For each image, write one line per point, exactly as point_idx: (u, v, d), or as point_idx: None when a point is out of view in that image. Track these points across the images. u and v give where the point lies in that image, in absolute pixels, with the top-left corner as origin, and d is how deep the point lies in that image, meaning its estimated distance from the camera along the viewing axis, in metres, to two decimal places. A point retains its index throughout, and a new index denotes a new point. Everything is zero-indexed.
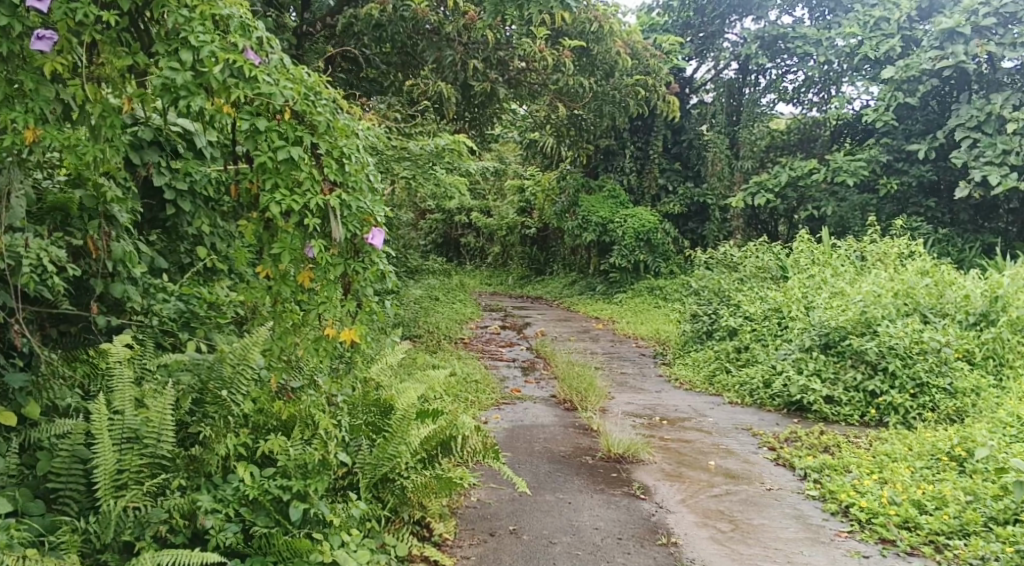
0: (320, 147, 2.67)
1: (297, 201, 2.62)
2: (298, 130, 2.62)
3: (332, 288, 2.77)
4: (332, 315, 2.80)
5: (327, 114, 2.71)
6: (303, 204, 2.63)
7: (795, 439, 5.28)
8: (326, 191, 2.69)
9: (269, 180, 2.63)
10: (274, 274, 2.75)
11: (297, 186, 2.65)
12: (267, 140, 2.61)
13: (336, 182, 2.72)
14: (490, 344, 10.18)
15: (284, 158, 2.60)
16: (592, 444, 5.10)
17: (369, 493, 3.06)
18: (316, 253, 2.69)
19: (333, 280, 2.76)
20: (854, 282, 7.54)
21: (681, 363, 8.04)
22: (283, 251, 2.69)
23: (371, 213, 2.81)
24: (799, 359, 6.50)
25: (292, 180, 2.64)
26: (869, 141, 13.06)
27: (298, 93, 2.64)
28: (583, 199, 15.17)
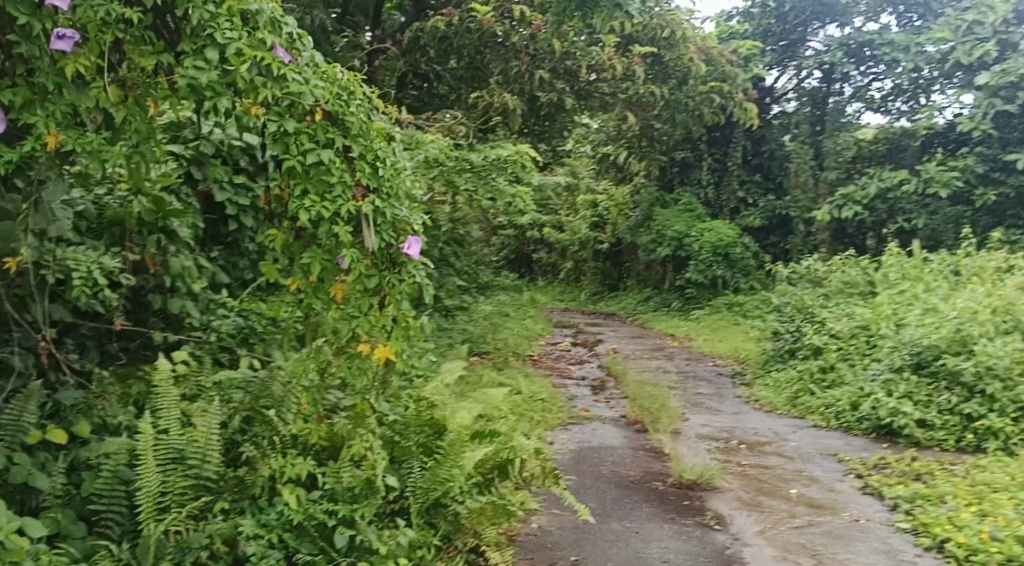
0: (353, 150, 2.71)
1: (328, 208, 2.65)
2: (330, 132, 2.64)
3: (366, 297, 2.80)
4: (365, 326, 2.80)
5: (360, 115, 2.74)
6: (334, 210, 2.66)
7: (885, 466, 4.86)
8: (359, 198, 2.73)
9: (300, 187, 2.67)
10: (309, 286, 2.81)
11: (328, 191, 2.67)
12: (296, 143, 2.62)
13: (369, 188, 2.76)
14: (561, 361, 10.00)
15: (313, 161, 2.62)
16: (663, 469, 4.84)
17: (421, 520, 2.93)
18: (348, 262, 2.71)
19: (367, 290, 2.80)
20: (949, 298, 7.04)
21: (761, 384, 7.66)
22: (315, 261, 2.75)
23: (407, 222, 2.89)
24: (889, 380, 6.03)
25: (322, 184, 2.67)
26: (962, 150, 12.45)
27: (331, 93, 2.65)
28: (658, 212, 14.88)
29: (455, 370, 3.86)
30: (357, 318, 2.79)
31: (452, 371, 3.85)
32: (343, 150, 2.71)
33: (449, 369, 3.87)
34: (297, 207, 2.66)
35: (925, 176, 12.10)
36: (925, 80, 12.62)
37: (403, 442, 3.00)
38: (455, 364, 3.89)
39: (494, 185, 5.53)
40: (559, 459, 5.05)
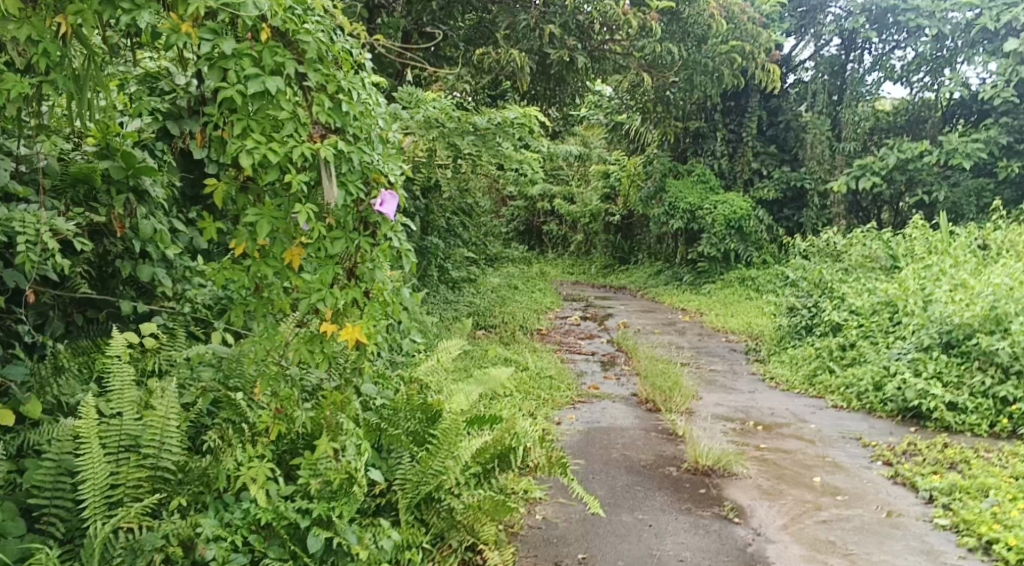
0: (309, 78, 2.30)
1: (277, 149, 2.25)
2: (279, 54, 2.22)
3: (327, 264, 2.42)
4: (328, 302, 2.41)
5: (317, 37, 2.31)
6: (285, 152, 2.26)
7: (915, 452, 4.56)
8: (316, 138, 2.35)
9: (241, 125, 2.23)
10: (257, 252, 2.38)
11: (278, 131, 2.28)
12: (237, 68, 2.19)
13: (328, 128, 2.37)
14: (568, 336, 9.70)
15: (257, 91, 2.20)
16: (677, 452, 4.53)
17: (410, 516, 2.64)
18: (305, 222, 2.34)
19: (328, 257, 2.42)
20: (979, 273, 6.67)
21: (776, 361, 7.33)
22: (262, 218, 2.31)
23: (380, 171, 2.52)
24: (916, 359, 5.68)
25: (270, 124, 2.26)
26: (985, 121, 12.02)
27: (280, 7, 2.22)
28: (670, 183, 14.47)
29: (451, 346, 3.54)
30: (319, 291, 2.41)
31: (448, 347, 3.53)
32: (295, 78, 2.29)
33: (445, 345, 3.56)
34: (238, 149, 2.23)
35: (947, 148, 11.68)
36: (948, 51, 12.17)
37: (391, 430, 2.72)
38: (451, 341, 3.57)
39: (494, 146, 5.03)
40: (567, 441, 4.74)
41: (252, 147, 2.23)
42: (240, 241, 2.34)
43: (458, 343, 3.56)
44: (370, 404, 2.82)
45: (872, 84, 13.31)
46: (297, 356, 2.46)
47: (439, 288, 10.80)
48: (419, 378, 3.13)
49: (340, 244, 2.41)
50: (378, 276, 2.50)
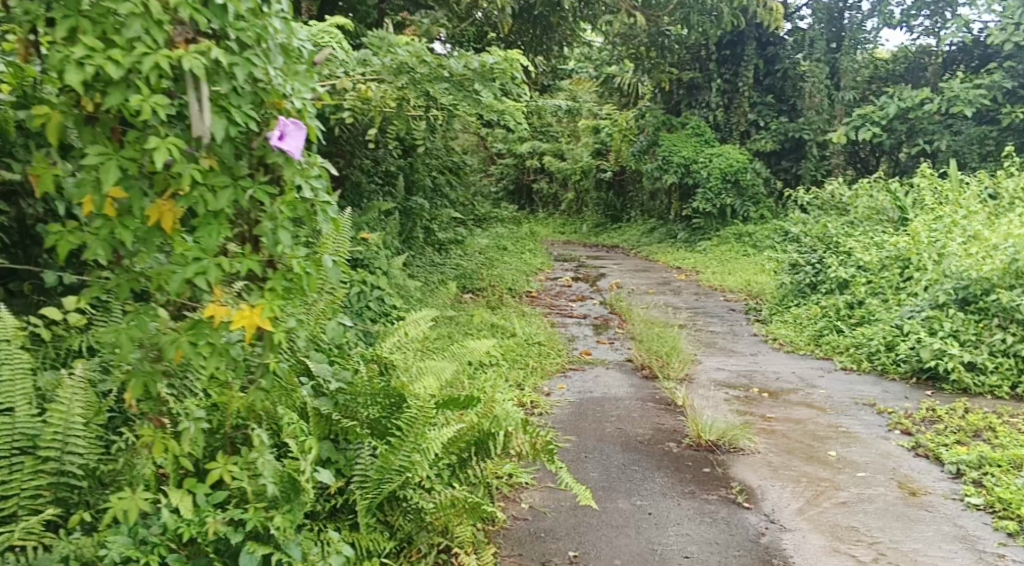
0: None
1: (121, 57, 1.72)
2: None
3: (212, 223, 1.88)
4: (213, 279, 1.88)
5: None
6: (132, 61, 1.73)
7: (935, 419, 4.20)
8: (180, 46, 1.82)
9: (67, 23, 1.73)
10: (111, 210, 1.82)
11: (120, 30, 1.74)
12: None
13: (198, 32, 1.85)
14: (560, 298, 9.30)
15: None
16: (677, 425, 4.17)
17: (370, 519, 2.25)
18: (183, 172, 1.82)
19: (214, 214, 1.88)
20: (993, 223, 6.28)
21: (778, 321, 6.96)
22: (110, 160, 1.77)
23: (284, 94, 1.99)
24: (930, 317, 5.31)
25: (110, 20, 1.74)
26: (988, 66, 11.53)
27: None
28: (663, 137, 13.98)
29: (422, 316, 3.16)
30: (200, 261, 1.88)
31: (418, 318, 3.14)
32: None
33: (416, 316, 3.17)
34: (66, 59, 1.71)
35: (948, 95, 11.14)
36: None
37: (343, 418, 2.33)
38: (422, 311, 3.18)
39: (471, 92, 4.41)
40: (557, 415, 4.37)
41: (84, 56, 1.71)
42: (86, 194, 1.78)
43: (429, 314, 3.17)
44: (322, 388, 2.44)
45: (871, 30, 12.76)
46: (175, 351, 1.85)
47: (425, 250, 10.41)
48: (384, 355, 2.75)
49: (228, 198, 1.88)
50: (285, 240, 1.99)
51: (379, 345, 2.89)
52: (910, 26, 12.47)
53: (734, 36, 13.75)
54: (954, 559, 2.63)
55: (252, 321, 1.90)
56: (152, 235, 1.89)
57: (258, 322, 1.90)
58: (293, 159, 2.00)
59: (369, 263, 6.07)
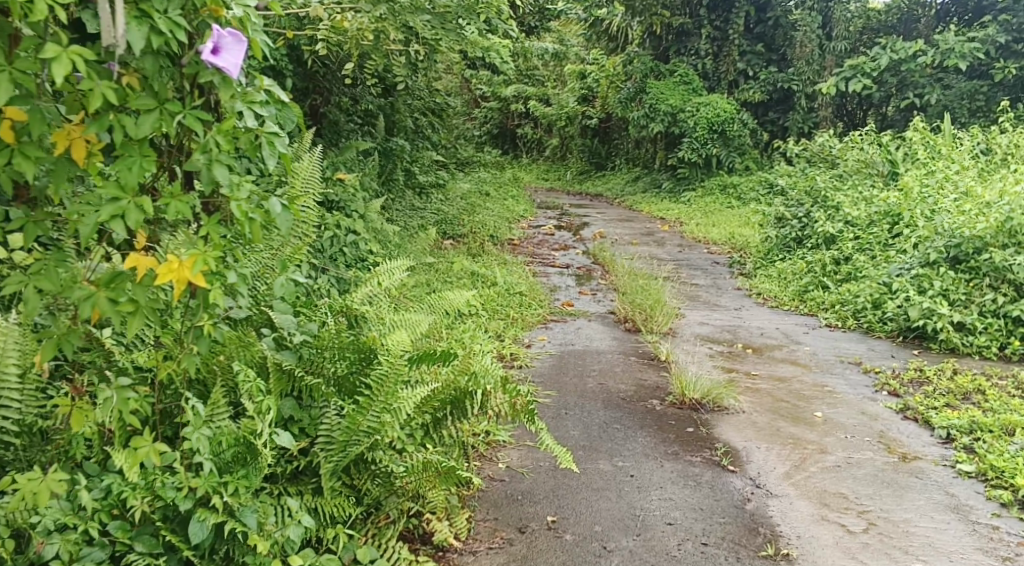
0: None
1: None
2: None
3: (133, 151, 1.62)
4: (134, 222, 1.60)
5: None
6: None
7: (923, 381, 4.11)
8: None
9: None
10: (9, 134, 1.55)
11: None
12: None
13: None
14: (541, 246, 9.11)
15: None
16: (660, 382, 4.04)
17: (334, 484, 2.10)
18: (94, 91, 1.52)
19: (134, 143, 1.61)
20: (986, 181, 6.14)
21: (763, 276, 6.83)
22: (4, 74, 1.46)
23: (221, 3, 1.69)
24: (919, 276, 5.19)
25: None
26: (984, 18, 11.29)
27: None
28: (651, 84, 13.65)
29: (395, 265, 2.97)
30: (117, 200, 1.60)
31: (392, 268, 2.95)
32: None
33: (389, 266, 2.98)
34: None
35: (942, 47, 10.87)
36: None
37: (306, 375, 2.15)
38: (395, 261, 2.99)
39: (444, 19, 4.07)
40: (537, 369, 4.23)
41: None
42: None
43: (402, 263, 2.99)
44: (284, 341, 2.25)
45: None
46: (91, 308, 1.57)
47: (405, 194, 10.15)
48: (352, 308, 2.55)
49: (151, 125, 1.61)
50: (221, 176, 1.70)
51: (348, 298, 2.73)
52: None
53: None
54: (946, 531, 2.53)
55: (182, 275, 1.64)
56: (64, 168, 1.63)
57: (189, 276, 1.64)
58: (230, 81, 1.71)
59: (345, 207, 5.84)
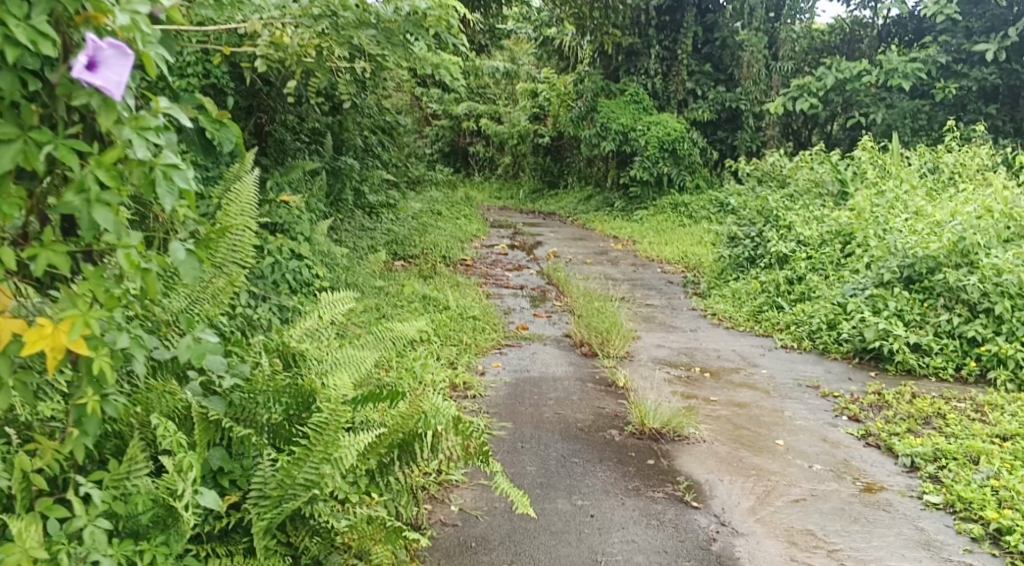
0: None
1: None
2: None
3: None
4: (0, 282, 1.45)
5: None
6: None
7: (882, 405, 4.07)
8: None
9: None
10: None
11: None
12: None
13: None
14: (495, 266, 8.97)
15: None
16: (618, 410, 3.91)
17: (268, 543, 1.94)
18: None
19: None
20: (935, 200, 6.22)
21: (718, 295, 6.80)
22: None
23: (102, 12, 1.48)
24: (875, 296, 5.19)
25: None
26: (924, 40, 11.59)
27: None
28: (602, 103, 13.67)
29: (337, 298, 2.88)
30: None
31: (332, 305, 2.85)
32: None
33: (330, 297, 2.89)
34: None
35: (886, 67, 11.09)
36: None
37: (237, 425, 2.00)
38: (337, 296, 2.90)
39: (390, 31, 3.89)
40: (491, 399, 4.06)
41: None
42: None
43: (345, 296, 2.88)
44: (212, 387, 2.13)
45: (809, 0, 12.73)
46: None
47: (354, 214, 9.92)
48: (292, 345, 2.42)
49: (11, 158, 1.42)
50: (101, 220, 1.49)
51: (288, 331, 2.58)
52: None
53: (674, 2, 13.49)
54: None
55: (56, 342, 1.49)
56: None
57: (64, 343, 1.49)
58: (111, 105, 1.49)
59: (290, 229, 5.60)
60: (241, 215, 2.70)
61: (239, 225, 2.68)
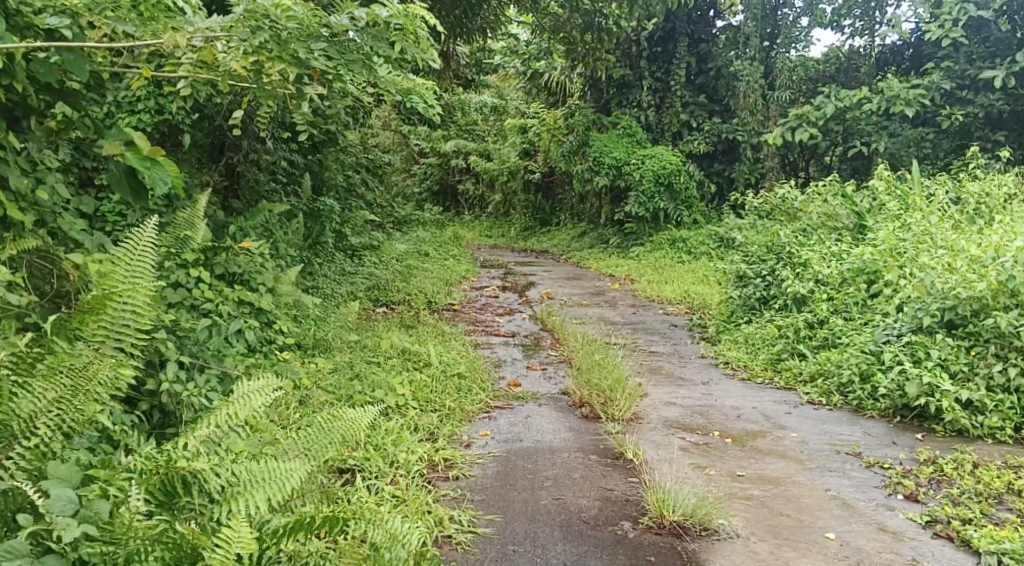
0: None
1: None
2: None
3: None
4: None
5: None
6: None
7: (944, 476, 3.45)
8: None
9: None
10: None
11: None
12: None
13: None
14: (484, 311, 8.40)
15: None
16: (631, 494, 3.26)
17: None
18: None
19: None
20: (964, 234, 5.68)
21: (728, 341, 6.21)
22: None
23: None
24: (913, 343, 4.63)
25: None
26: (925, 67, 11.17)
27: None
28: (593, 136, 13.18)
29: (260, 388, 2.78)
30: None
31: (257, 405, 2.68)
32: None
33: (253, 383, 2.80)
34: None
35: (887, 94, 10.61)
36: None
37: None
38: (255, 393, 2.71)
39: (349, 47, 3.31)
40: (478, 480, 3.39)
41: None
42: None
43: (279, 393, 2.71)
44: (47, 540, 2.04)
45: (803, 28, 12.35)
46: None
47: (335, 257, 9.38)
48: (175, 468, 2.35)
49: None
50: None
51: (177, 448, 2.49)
52: (841, 26, 12.07)
53: (665, 33, 13.09)
54: None
55: None
56: None
57: None
58: None
59: (250, 280, 5.00)
60: (131, 278, 2.55)
61: (127, 292, 2.52)
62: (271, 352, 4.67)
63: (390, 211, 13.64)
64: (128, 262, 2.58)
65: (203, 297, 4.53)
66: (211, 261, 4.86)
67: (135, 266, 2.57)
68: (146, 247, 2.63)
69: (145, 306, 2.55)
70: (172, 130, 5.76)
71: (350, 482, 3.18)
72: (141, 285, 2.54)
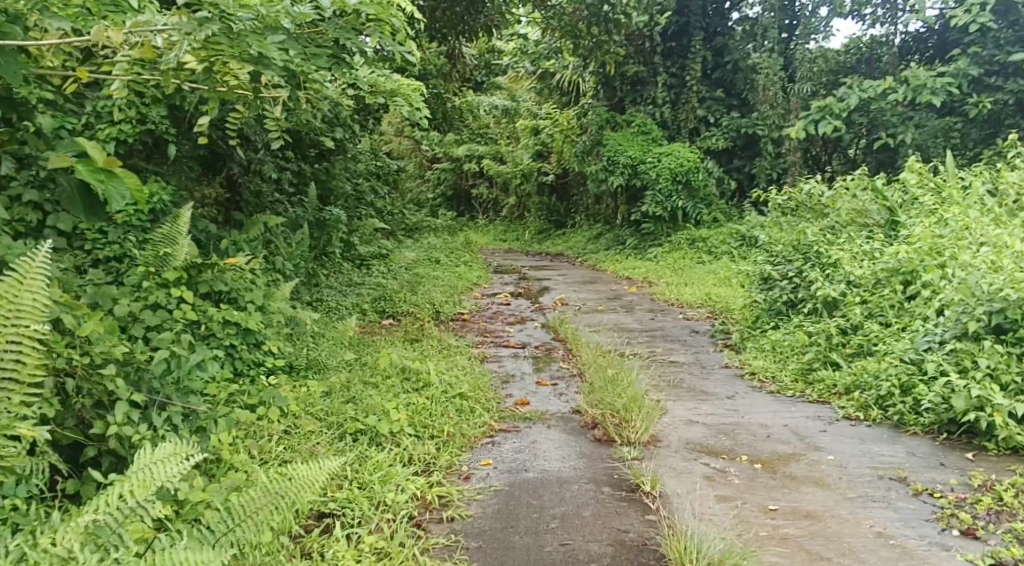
0: None
1: None
2: None
3: None
4: None
5: None
6: None
7: (1006, 505, 3.04)
8: None
9: None
10: None
11: None
12: None
13: None
14: (495, 320, 8.04)
15: None
16: (648, 538, 2.89)
17: None
18: None
19: None
20: (1008, 230, 5.25)
21: (754, 349, 5.80)
22: None
23: None
24: (958, 351, 4.22)
25: None
26: (951, 53, 10.67)
27: None
28: (607, 135, 12.77)
29: (166, 456, 2.54)
30: None
31: (161, 478, 2.44)
32: None
33: (157, 451, 2.56)
34: None
35: (913, 83, 10.10)
36: None
37: None
38: (160, 465, 2.47)
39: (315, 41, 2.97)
40: (475, 522, 3.03)
41: None
42: None
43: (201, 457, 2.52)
44: None
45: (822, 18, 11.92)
46: None
47: (341, 267, 9.08)
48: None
49: None
50: None
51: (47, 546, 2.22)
52: (862, 15, 11.60)
53: (679, 27, 12.66)
54: None
55: None
56: None
57: None
58: None
59: (238, 298, 4.68)
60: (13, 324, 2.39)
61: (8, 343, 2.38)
62: (258, 376, 4.35)
63: (400, 218, 13.32)
64: (12, 303, 2.38)
65: (184, 317, 4.22)
66: (195, 280, 4.54)
67: (18, 308, 2.39)
68: (35, 283, 2.41)
69: (27, 349, 2.43)
70: (158, 142, 5.48)
71: (328, 531, 2.88)
72: (26, 328, 2.42)
